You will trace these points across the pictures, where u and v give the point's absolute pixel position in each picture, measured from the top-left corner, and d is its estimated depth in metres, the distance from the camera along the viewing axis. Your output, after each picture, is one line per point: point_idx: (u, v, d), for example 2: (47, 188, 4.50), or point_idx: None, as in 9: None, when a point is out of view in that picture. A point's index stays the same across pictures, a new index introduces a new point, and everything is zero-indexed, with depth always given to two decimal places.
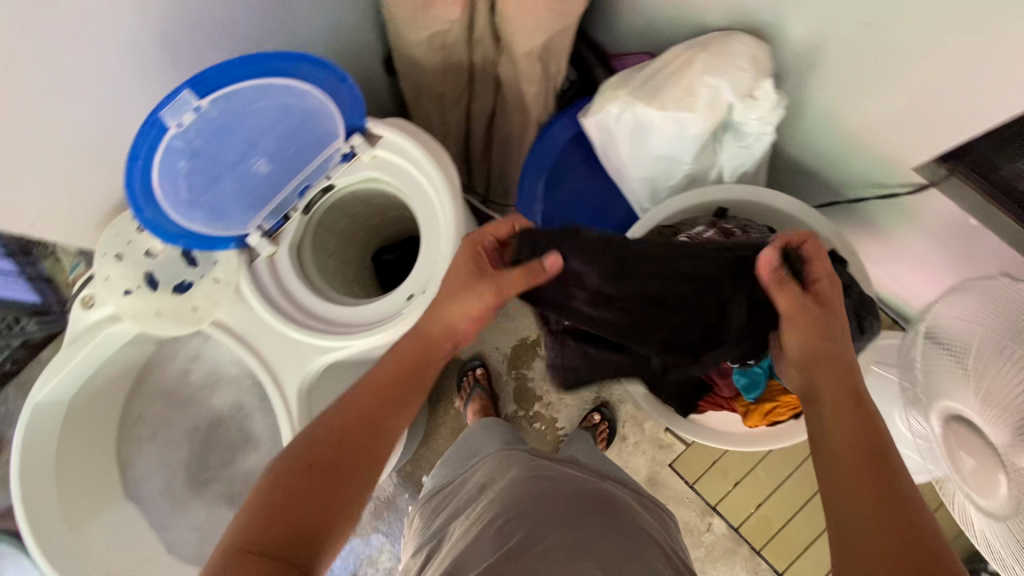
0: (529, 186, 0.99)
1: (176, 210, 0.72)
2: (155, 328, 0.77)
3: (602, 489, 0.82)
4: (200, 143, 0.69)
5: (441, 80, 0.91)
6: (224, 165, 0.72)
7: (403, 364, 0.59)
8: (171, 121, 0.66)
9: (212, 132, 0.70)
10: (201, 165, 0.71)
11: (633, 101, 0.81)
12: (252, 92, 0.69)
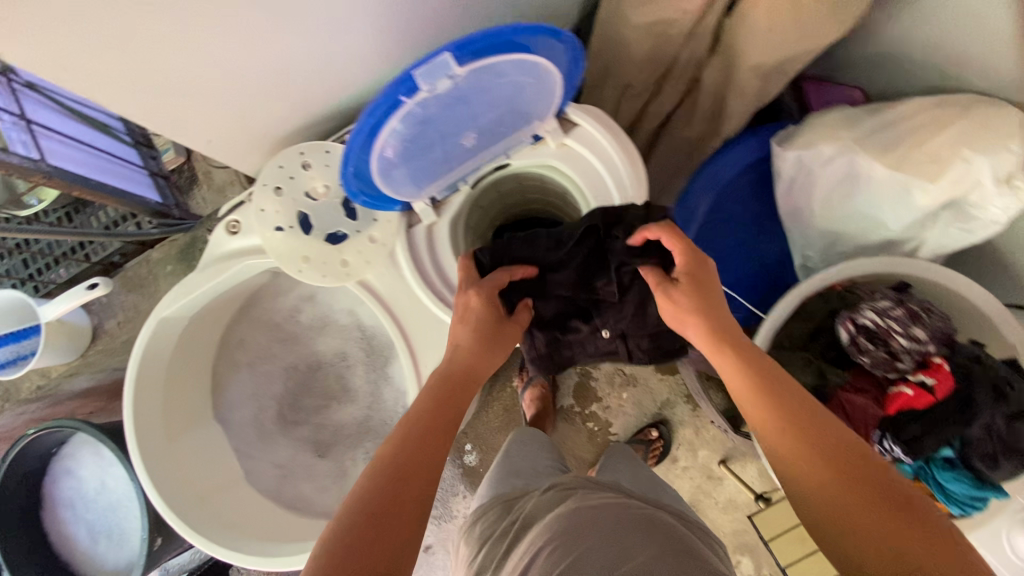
0: (690, 203, 0.92)
1: (376, 176, 0.58)
2: (299, 274, 0.72)
3: (646, 509, 0.76)
4: (434, 109, 0.52)
5: (637, 73, 0.83)
6: (441, 134, 0.57)
7: (434, 406, 0.57)
8: (423, 86, 0.47)
9: (452, 102, 0.52)
10: (422, 131, 0.54)
11: (856, 150, 0.73)
12: (508, 65, 0.51)
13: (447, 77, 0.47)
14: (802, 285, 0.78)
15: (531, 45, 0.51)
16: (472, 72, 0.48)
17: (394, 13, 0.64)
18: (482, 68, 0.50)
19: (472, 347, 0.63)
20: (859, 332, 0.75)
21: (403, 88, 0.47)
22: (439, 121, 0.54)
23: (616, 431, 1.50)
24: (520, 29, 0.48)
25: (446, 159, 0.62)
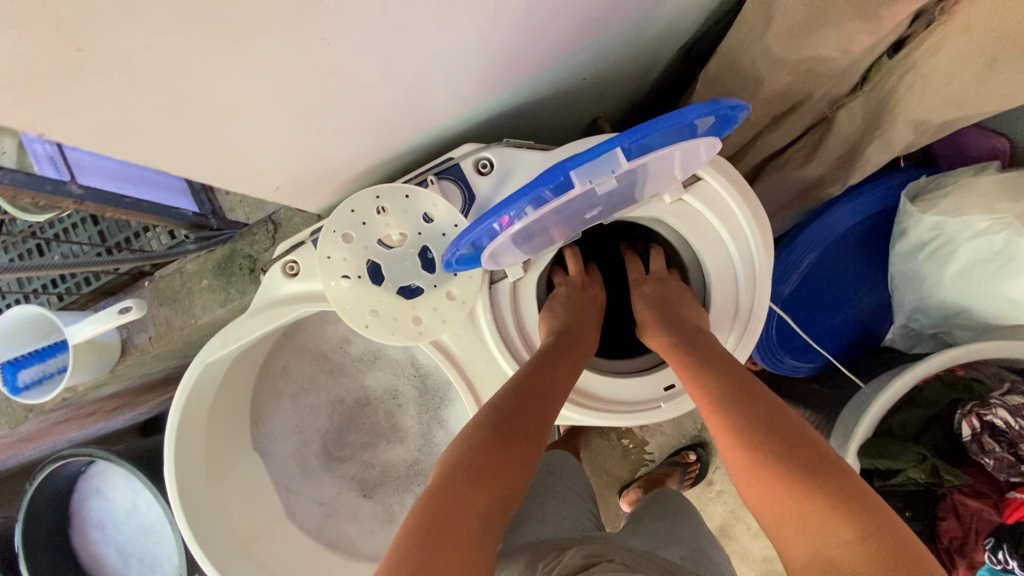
0: (793, 256, 0.83)
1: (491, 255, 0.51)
2: (365, 330, 0.64)
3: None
4: (579, 198, 0.47)
5: (757, 111, 0.71)
6: (572, 217, 0.51)
7: (553, 358, 0.59)
8: (582, 181, 0.43)
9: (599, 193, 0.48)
10: (556, 218, 0.49)
11: (1019, 228, 0.63)
12: (669, 157, 0.47)
13: (611, 171, 0.44)
14: (922, 366, 0.69)
15: (699, 135, 0.46)
16: (639, 165, 0.43)
17: (504, 46, 0.52)
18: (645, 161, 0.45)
19: (572, 317, 0.65)
20: (984, 429, 0.67)
21: (566, 181, 0.41)
22: (581, 206, 0.48)
23: (652, 451, 1.45)
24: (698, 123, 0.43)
25: (561, 232, 0.56)
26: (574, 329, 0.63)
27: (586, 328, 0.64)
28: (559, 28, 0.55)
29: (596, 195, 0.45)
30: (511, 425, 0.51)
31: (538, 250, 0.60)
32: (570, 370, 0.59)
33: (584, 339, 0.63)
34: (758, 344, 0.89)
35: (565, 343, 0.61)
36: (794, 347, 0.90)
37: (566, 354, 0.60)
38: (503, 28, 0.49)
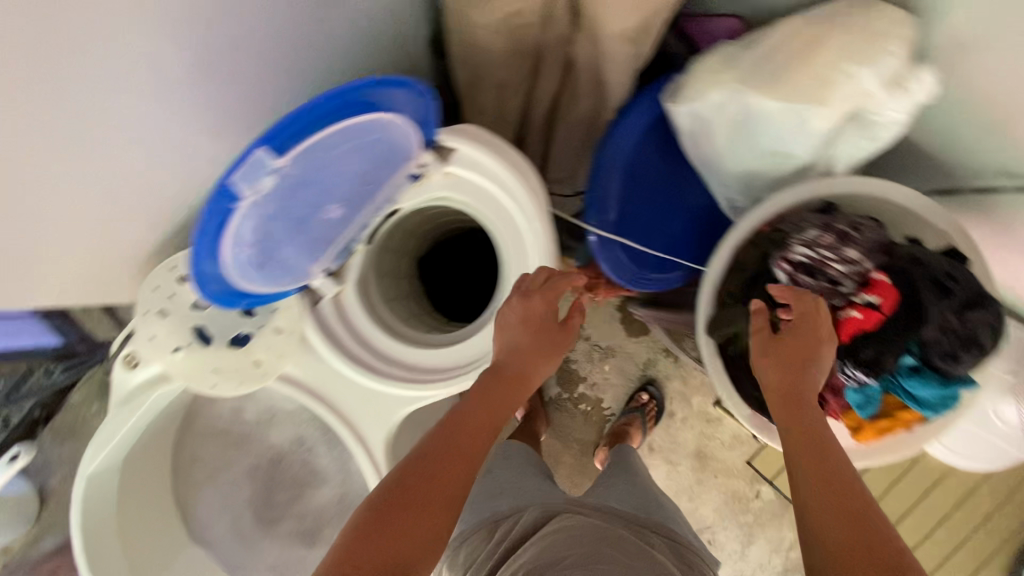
0: (602, 183, 0.88)
1: (247, 282, 0.54)
2: (212, 388, 0.67)
3: (634, 545, 0.72)
4: (275, 205, 0.50)
5: (505, 68, 0.77)
6: (300, 222, 0.54)
7: (487, 391, 0.61)
8: (246, 189, 0.47)
9: (291, 190, 0.51)
10: (277, 229, 0.53)
11: (742, 90, 0.69)
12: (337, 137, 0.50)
13: (268, 172, 0.47)
14: (726, 240, 0.77)
15: (350, 108, 0.50)
16: (285, 158, 0.47)
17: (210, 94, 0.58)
18: (305, 151, 0.49)
19: (525, 350, 0.63)
20: (796, 269, 0.73)
21: (221, 195, 0.45)
22: (288, 210, 0.51)
23: (609, 406, 1.49)
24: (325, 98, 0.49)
25: (321, 238, 0.59)
26: (513, 356, 0.63)
27: (532, 357, 0.63)
28: (261, 65, 0.60)
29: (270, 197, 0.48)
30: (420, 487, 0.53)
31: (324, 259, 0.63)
32: (502, 404, 0.61)
33: (528, 364, 0.63)
34: (621, 273, 0.93)
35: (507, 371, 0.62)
36: (651, 263, 0.93)
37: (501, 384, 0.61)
38: (192, 83, 0.55)
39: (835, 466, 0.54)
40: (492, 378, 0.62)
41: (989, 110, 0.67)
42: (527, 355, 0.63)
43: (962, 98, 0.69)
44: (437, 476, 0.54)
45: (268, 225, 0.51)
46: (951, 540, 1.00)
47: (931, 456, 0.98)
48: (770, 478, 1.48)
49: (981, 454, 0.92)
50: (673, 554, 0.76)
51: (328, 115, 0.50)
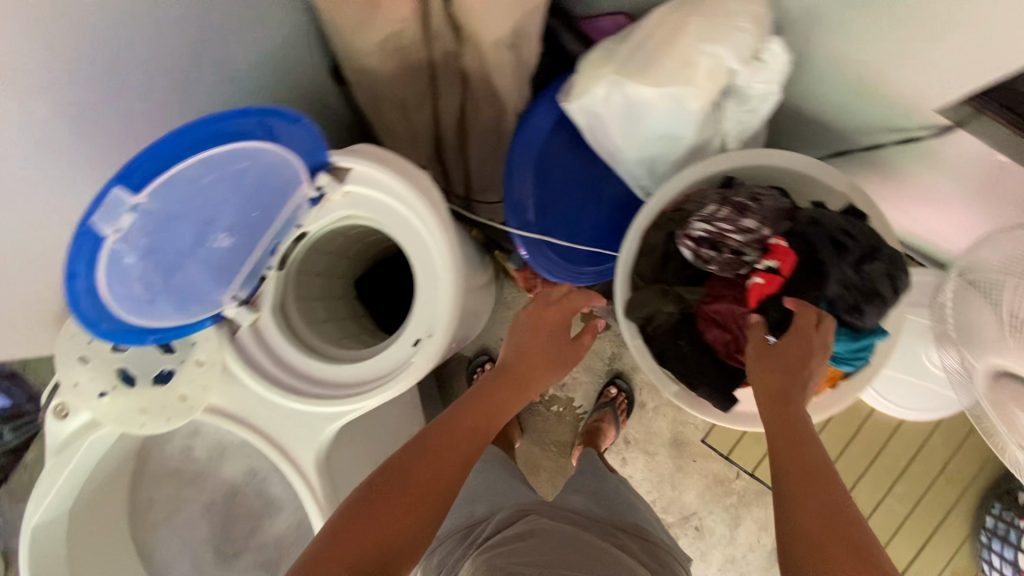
0: (517, 185, 0.91)
1: (140, 315, 0.57)
2: (141, 429, 0.69)
3: (605, 546, 0.74)
4: (147, 239, 0.53)
5: (401, 86, 0.80)
6: (184, 254, 0.57)
7: (477, 406, 0.68)
8: (108, 228, 0.50)
9: (162, 224, 0.54)
10: (159, 262, 0.55)
11: (621, 80, 0.72)
12: (199, 168, 0.53)
13: (125, 207, 0.50)
14: (635, 223, 0.81)
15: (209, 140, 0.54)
16: (137, 194, 0.49)
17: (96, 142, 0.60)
18: (164, 184, 0.52)
19: (537, 354, 0.75)
20: (697, 244, 0.76)
21: (78, 235, 0.49)
22: (161, 243, 0.54)
23: (580, 405, 1.50)
24: (177, 133, 0.52)
25: (217, 267, 0.61)
26: (520, 361, 0.74)
27: (541, 363, 0.74)
28: (145, 109, 0.63)
29: (131, 232, 0.51)
30: (413, 487, 0.58)
31: (233, 284, 0.65)
32: (497, 413, 0.69)
33: (534, 370, 0.74)
34: (551, 270, 0.95)
35: (512, 372, 0.73)
36: (579, 256, 0.96)
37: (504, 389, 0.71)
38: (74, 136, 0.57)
39: (812, 449, 0.56)
40: (499, 380, 0.72)
41: (855, 71, 0.70)
42: (535, 359, 0.74)
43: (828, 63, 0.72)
44: (417, 486, 0.58)
45: (146, 258, 0.54)
46: (912, 492, 1.01)
47: (879, 411, 1.00)
48: (726, 454, 1.49)
49: (914, 404, 0.96)
50: (643, 550, 0.79)
51: (187, 147, 0.53)
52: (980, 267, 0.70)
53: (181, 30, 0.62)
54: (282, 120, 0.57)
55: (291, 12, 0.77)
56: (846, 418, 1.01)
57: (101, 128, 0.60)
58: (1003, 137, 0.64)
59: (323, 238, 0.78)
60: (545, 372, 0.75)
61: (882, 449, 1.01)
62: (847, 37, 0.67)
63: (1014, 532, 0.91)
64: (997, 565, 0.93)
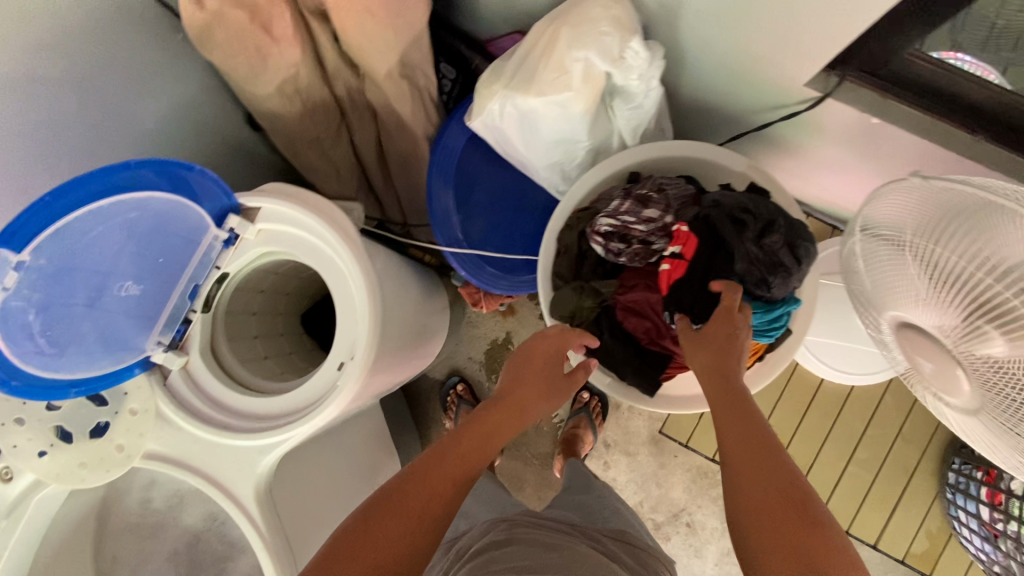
0: (439, 204, 0.94)
1: (52, 367, 0.60)
2: (83, 483, 0.70)
3: (589, 551, 0.70)
4: (38, 294, 0.56)
5: (312, 125, 0.84)
6: (84, 305, 0.60)
7: (473, 431, 0.65)
8: None
9: (52, 279, 0.56)
10: (59, 315, 0.58)
11: (510, 93, 0.75)
12: (84, 221, 0.57)
13: (10, 265, 0.53)
14: (550, 226, 0.85)
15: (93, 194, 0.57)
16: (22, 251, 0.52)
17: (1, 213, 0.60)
18: (49, 239, 0.55)
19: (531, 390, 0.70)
20: (605, 239, 0.78)
21: None
22: (56, 296, 0.57)
23: (555, 414, 1.51)
24: (58, 191, 0.55)
25: (127, 314, 0.64)
26: (516, 390, 0.70)
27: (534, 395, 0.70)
28: (52, 174, 0.65)
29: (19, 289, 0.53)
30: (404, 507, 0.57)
31: (152, 329, 0.67)
32: (490, 442, 0.65)
33: (530, 400, 0.69)
34: (485, 282, 0.98)
35: (505, 402, 0.69)
36: (512, 266, 0.99)
37: (500, 415, 0.67)
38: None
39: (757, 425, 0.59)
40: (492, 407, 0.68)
41: (726, 58, 0.74)
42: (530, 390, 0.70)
43: (701, 55, 0.76)
44: (407, 513, 0.56)
45: (44, 312, 0.57)
46: (872, 457, 1.01)
47: (827, 380, 1.01)
48: (684, 443, 1.46)
49: (857, 368, 0.96)
50: (626, 552, 0.74)
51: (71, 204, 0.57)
52: (874, 221, 0.71)
53: (80, 95, 0.65)
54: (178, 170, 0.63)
55: (196, 68, 0.81)
56: (796, 392, 1.03)
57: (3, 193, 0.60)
58: (868, 101, 0.70)
59: (250, 278, 0.81)
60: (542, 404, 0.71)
61: (837, 418, 1.02)
62: (709, 29, 0.71)
63: (974, 485, 0.90)
64: (965, 521, 0.92)
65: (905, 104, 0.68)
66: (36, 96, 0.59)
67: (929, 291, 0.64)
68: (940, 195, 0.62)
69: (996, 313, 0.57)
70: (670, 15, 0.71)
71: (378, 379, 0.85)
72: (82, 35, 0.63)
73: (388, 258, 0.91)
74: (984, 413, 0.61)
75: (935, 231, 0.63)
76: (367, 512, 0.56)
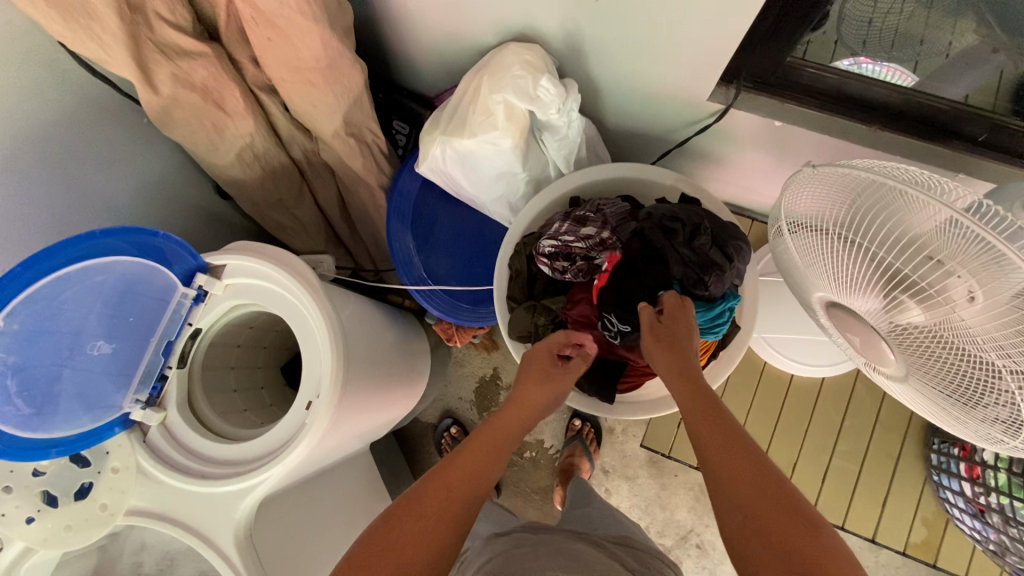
0: (401, 246, 1.01)
1: (30, 426, 0.65)
2: (71, 543, 0.73)
3: (587, 550, 0.69)
4: (15, 357, 0.62)
5: (275, 186, 0.92)
6: (60, 364, 0.66)
7: (472, 449, 0.67)
8: None
9: (26, 341, 0.63)
10: (35, 374, 0.64)
11: (447, 138, 0.82)
12: (55, 286, 0.63)
13: None
14: (501, 254, 0.91)
15: (62, 261, 0.64)
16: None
17: None
18: (22, 305, 0.61)
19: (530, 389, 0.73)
20: (550, 260, 0.83)
21: None
22: (31, 357, 0.63)
23: (551, 445, 1.50)
24: (27, 261, 0.61)
25: (101, 373, 0.70)
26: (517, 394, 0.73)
27: (534, 391, 0.73)
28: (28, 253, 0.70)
29: None
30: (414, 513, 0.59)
31: (130, 387, 0.72)
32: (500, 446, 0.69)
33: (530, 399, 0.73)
34: (455, 315, 1.02)
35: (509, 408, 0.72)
36: (477, 297, 1.03)
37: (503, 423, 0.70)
38: None
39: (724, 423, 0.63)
40: (498, 418, 0.71)
41: (635, 84, 0.82)
42: (529, 385, 0.74)
43: (615, 85, 0.84)
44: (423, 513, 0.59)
45: (20, 372, 0.63)
46: (855, 448, 1.02)
47: (796, 375, 1.03)
48: (667, 453, 1.41)
49: (822, 359, 0.99)
50: (629, 556, 0.71)
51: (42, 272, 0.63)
52: (793, 210, 0.73)
53: (52, 181, 0.71)
54: (142, 235, 0.69)
55: (165, 149, 0.89)
56: (771, 391, 1.05)
57: None
58: (764, 106, 0.77)
59: (224, 334, 0.86)
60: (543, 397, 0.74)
61: (816, 412, 1.03)
62: (613, 62, 0.79)
63: (954, 463, 0.91)
64: (953, 502, 0.93)
65: (799, 106, 0.75)
66: (12, 182, 0.66)
67: (852, 275, 0.66)
68: (843, 180, 0.63)
69: (910, 287, 0.60)
70: (574, 56, 0.80)
71: (357, 418, 0.88)
72: (55, 127, 0.71)
73: (358, 301, 0.96)
74: (915, 378, 0.67)
75: (849, 216, 0.65)
76: (378, 528, 0.58)
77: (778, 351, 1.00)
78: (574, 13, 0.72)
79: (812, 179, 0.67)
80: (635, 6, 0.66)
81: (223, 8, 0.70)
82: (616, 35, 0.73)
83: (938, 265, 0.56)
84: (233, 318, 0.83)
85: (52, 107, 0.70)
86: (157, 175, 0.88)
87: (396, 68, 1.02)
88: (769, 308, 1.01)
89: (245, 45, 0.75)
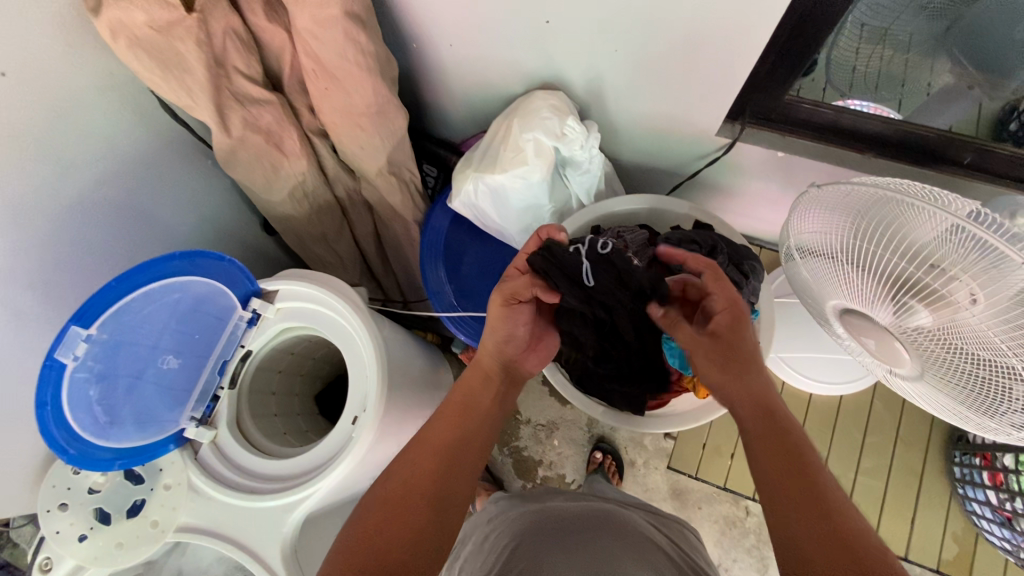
0: (433, 276, 1.07)
1: (102, 434, 0.70)
2: (119, 562, 0.75)
3: (616, 513, 0.74)
4: (99, 364, 0.69)
5: (319, 220, 1.00)
6: (134, 375, 0.73)
7: (440, 419, 0.69)
8: (67, 357, 0.66)
9: (109, 351, 0.70)
10: (114, 383, 0.71)
11: (479, 174, 0.90)
12: (139, 300, 0.71)
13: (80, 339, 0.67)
14: None
15: (147, 279, 0.71)
16: (89, 325, 0.66)
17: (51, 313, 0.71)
18: (110, 317, 0.69)
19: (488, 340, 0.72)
20: None
21: (45, 366, 0.64)
22: (111, 366, 0.70)
23: (573, 478, 1.50)
24: (119, 278, 0.69)
25: (165, 387, 0.75)
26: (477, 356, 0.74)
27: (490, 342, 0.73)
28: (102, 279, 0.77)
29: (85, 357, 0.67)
30: (404, 498, 0.61)
31: (185, 403, 0.76)
32: (469, 415, 0.69)
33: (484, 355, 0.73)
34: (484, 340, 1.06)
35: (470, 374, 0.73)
36: None
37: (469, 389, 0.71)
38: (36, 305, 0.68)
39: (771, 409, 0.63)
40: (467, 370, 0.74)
41: (651, 123, 0.91)
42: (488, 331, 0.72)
43: (632, 125, 0.93)
44: (424, 495, 0.61)
45: (102, 379, 0.70)
46: (879, 465, 1.04)
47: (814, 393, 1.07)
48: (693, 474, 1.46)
49: (837, 377, 1.03)
50: (655, 519, 0.76)
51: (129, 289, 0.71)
52: (800, 236, 0.81)
53: (128, 214, 0.79)
54: (209, 258, 0.76)
55: (221, 189, 0.98)
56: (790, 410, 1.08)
57: (63, 295, 0.72)
58: (767, 139, 0.85)
59: (268, 360, 0.90)
60: (498, 341, 0.72)
61: (836, 429, 1.06)
62: (631, 104, 0.88)
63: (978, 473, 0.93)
64: (981, 513, 0.94)
65: (799, 138, 0.84)
66: (95, 215, 0.74)
67: (861, 286, 0.72)
68: (841, 199, 0.70)
69: (917, 290, 0.65)
70: (594, 100, 0.89)
71: (394, 439, 0.91)
72: (133, 168, 0.79)
73: (394, 327, 1.02)
74: (929, 376, 0.72)
75: (846, 234, 0.72)
76: (381, 505, 0.61)
77: (795, 369, 1.04)
78: (596, 62, 0.81)
79: (815, 203, 0.74)
80: (651, 53, 0.76)
81: (287, 63, 0.80)
82: (633, 79, 0.82)
83: (941, 269, 0.62)
84: (280, 343, 0.88)
85: (136, 148, 0.79)
86: (213, 212, 0.97)
87: (428, 116, 1.12)
88: (785, 328, 1.05)
89: (303, 94, 0.85)
